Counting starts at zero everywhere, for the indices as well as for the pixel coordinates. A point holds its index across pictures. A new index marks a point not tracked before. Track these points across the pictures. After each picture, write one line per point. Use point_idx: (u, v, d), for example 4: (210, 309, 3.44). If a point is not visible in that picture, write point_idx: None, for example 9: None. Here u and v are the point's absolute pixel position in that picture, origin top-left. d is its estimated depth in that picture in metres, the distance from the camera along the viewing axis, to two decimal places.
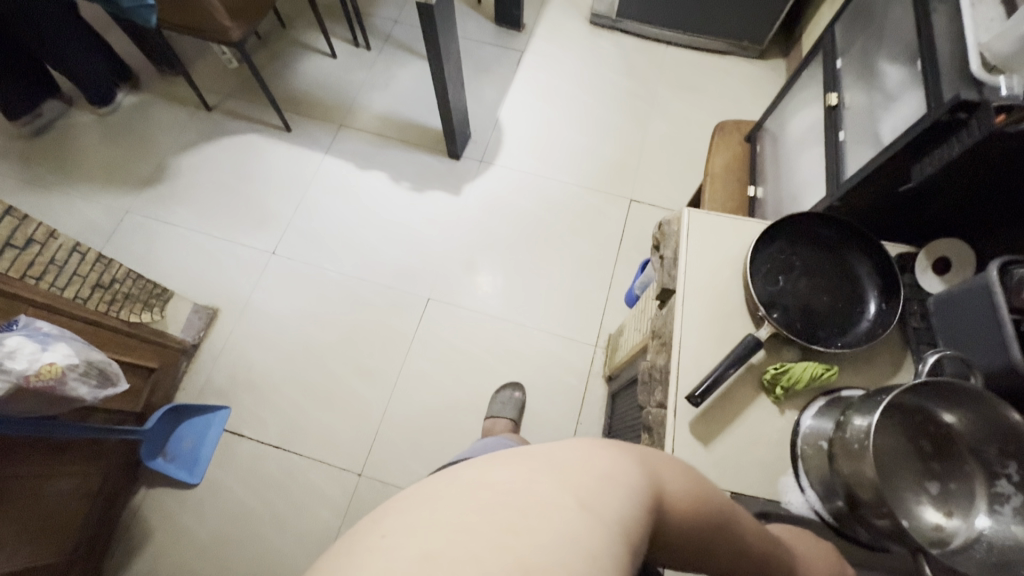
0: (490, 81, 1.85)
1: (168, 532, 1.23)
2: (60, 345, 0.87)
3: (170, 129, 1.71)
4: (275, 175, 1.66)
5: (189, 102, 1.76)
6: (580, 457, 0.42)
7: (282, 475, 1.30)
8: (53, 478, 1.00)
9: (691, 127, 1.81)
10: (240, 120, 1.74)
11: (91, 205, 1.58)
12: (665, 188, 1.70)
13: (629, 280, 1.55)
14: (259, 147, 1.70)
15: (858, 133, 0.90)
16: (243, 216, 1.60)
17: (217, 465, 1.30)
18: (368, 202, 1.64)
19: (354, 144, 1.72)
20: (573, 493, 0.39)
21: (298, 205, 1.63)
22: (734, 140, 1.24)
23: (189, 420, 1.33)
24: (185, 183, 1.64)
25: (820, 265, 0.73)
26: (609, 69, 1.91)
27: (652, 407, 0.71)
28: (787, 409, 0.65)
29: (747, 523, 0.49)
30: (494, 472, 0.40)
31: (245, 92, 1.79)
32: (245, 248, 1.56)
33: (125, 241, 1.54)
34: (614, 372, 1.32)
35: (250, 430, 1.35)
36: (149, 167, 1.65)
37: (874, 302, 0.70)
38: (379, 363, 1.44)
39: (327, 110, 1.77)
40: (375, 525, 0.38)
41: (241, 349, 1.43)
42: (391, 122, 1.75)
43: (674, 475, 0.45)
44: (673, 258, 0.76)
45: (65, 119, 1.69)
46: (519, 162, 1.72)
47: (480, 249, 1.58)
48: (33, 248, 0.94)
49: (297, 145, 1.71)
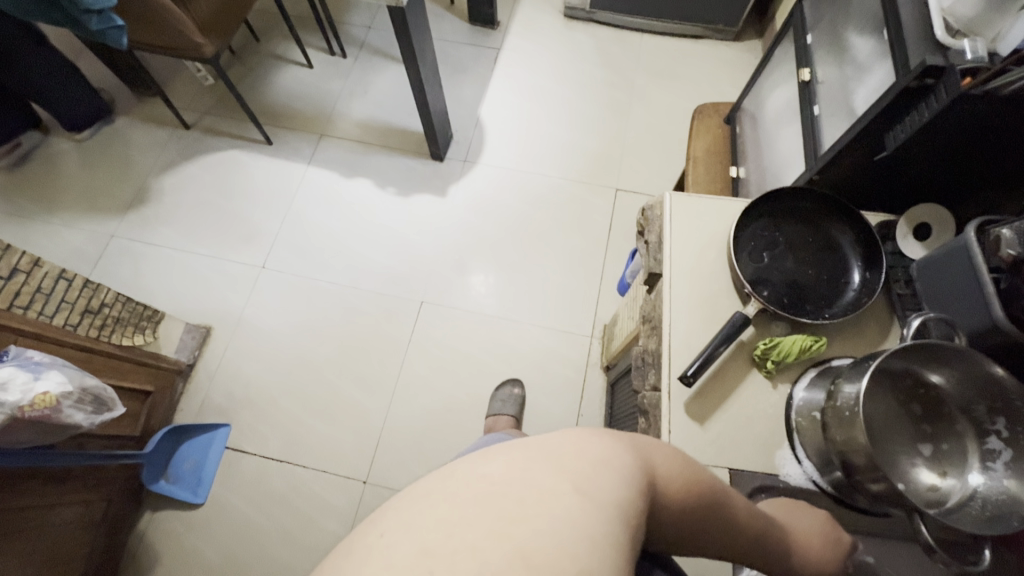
0: (468, 81, 1.85)
1: (177, 554, 1.23)
2: (53, 373, 0.87)
3: (150, 150, 1.70)
4: (260, 189, 1.66)
5: (167, 122, 1.75)
6: (572, 443, 0.42)
7: (287, 488, 1.30)
8: (54, 508, 0.99)
9: (671, 113, 1.82)
10: (220, 136, 1.74)
11: (75, 232, 1.57)
12: (649, 175, 1.71)
13: (619, 269, 1.56)
14: (242, 162, 1.70)
15: (832, 106, 0.91)
16: (230, 233, 1.60)
17: (221, 483, 1.30)
18: (354, 209, 1.63)
19: (337, 153, 1.71)
20: (566, 478, 0.40)
21: (284, 217, 1.62)
22: (713, 123, 1.26)
23: (190, 440, 1.33)
24: (168, 203, 1.63)
25: (804, 241, 0.74)
26: (586, 61, 1.91)
27: (647, 390, 0.72)
28: (780, 383, 0.66)
29: (740, 501, 0.49)
30: (487, 464, 0.40)
31: (224, 108, 1.78)
32: (234, 264, 1.55)
33: (112, 265, 1.53)
34: (611, 361, 1.32)
35: (251, 445, 1.34)
36: (131, 189, 1.64)
37: (859, 271, 0.71)
38: (377, 370, 1.44)
39: (308, 120, 1.76)
40: (371, 526, 0.38)
41: (237, 365, 1.43)
42: (372, 127, 1.75)
43: (666, 460, 0.46)
44: (658, 242, 0.77)
45: (43, 147, 1.68)
46: (502, 159, 1.72)
47: (470, 249, 1.58)
48: (19, 278, 0.93)
49: (279, 157, 1.70)
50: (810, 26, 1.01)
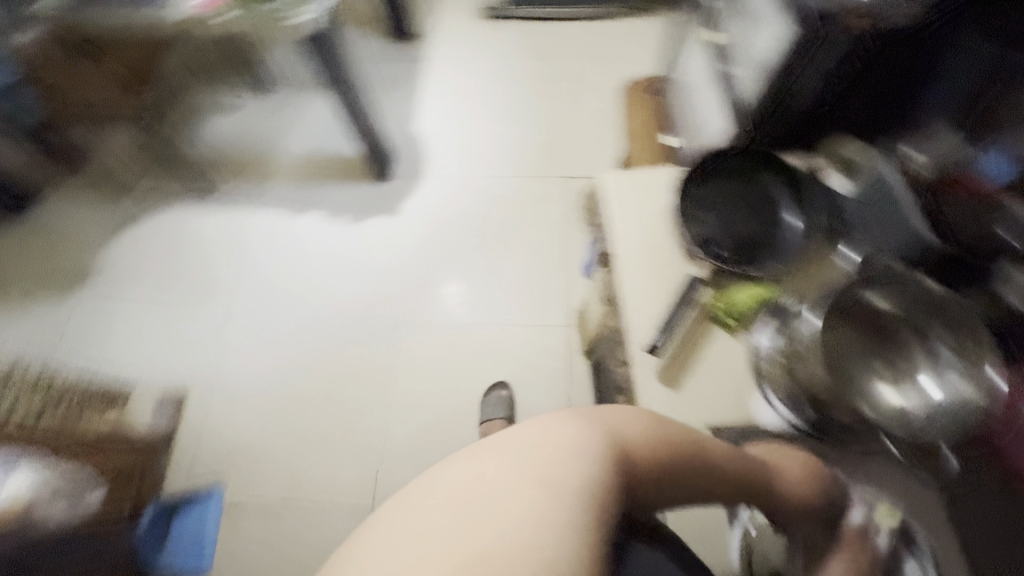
0: (401, 97, 1.84)
1: None
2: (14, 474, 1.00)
3: (87, 221, 1.65)
4: (210, 241, 1.62)
5: (100, 190, 1.69)
6: (545, 436, 0.54)
7: (293, 536, 1.27)
8: None
9: (606, 94, 1.84)
10: (158, 194, 1.69)
11: (22, 318, 1.50)
12: (596, 157, 1.73)
13: (584, 254, 1.58)
14: (186, 217, 1.66)
15: (745, 63, 0.94)
16: (187, 290, 1.55)
17: (224, 544, 1.27)
18: (310, 244, 1.61)
19: (282, 190, 1.69)
20: (525, 472, 0.51)
21: (240, 264, 1.59)
22: (643, 98, 1.29)
23: (182, 512, 1.27)
24: (116, 272, 1.58)
25: (742, 197, 0.76)
26: (514, 57, 1.93)
27: (618, 365, 0.74)
28: (742, 333, 0.68)
29: (710, 450, 0.57)
30: (463, 471, 0.53)
31: (157, 165, 1.73)
32: (197, 321, 1.52)
33: (68, 346, 1.47)
34: (591, 345, 1.34)
35: (248, 499, 1.31)
36: (74, 265, 1.58)
37: (794, 210, 0.74)
38: (363, 399, 1.42)
39: (247, 163, 1.73)
40: (372, 531, 0.51)
41: (216, 423, 1.39)
42: (313, 159, 1.73)
43: (631, 428, 0.56)
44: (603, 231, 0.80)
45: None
46: (450, 168, 1.72)
47: (433, 261, 1.58)
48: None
49: (223, 205, 1.67)
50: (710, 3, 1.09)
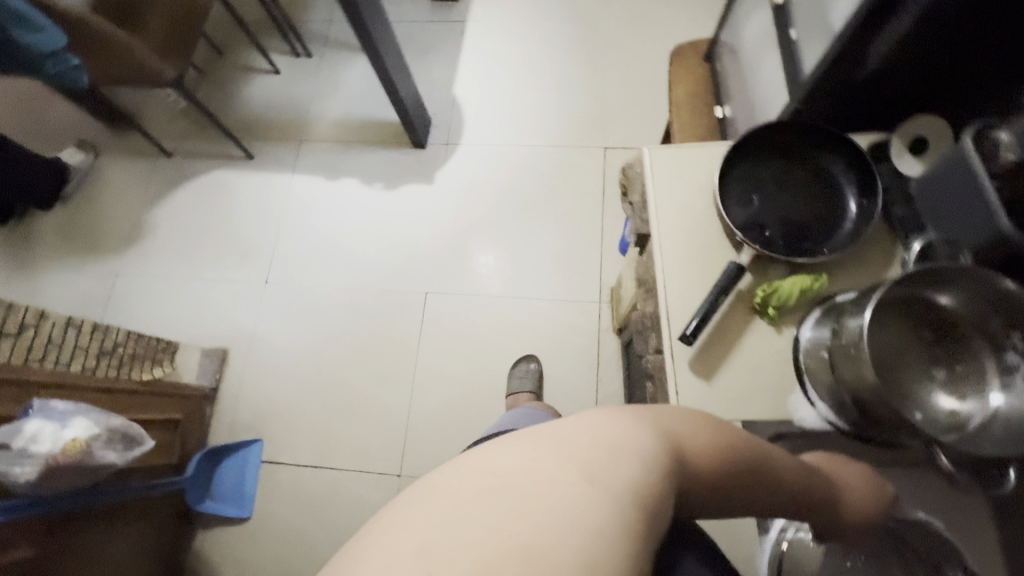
0: (609, 45, 1.85)
1: (231, 566, 1.35)
2: (79, 420, 0.95)
3: (243, 55, 1.90)
4: (355, 88, 1.84)
5: (281, 47, 1.91)
6: (586, 427, 0.42)
7: (323, 492, 1.40)
8: (109, 541, 1.09)
9: (652, 58, 1.81)
10: (352, 51, 1.89)
11: (196, 146, 1.81)
12: (637, 129, 1.72)
13: (618, 232, 1.60)
14: (422, 68, 1.85)
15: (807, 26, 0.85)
16: (390, 146, 1.76)
17: (262, 498, 1.41)
18: (473, 114, 1.78)
19: (474, 70, 1.84)
20: (577, 467, 0.38)
21: (441, 129, 1.77)
22: (692, 64, 1.21)
23: (226, 460, 1.43)
24: (256, 121, 1.82)
25: (792, 174, 0.71)
26: (703, 16, 1.85)
27: (650, 353, 0.71)
28: (784, 329, 0.65)
29: (659, 439, 0.43)
30: (493, 457, 0.40)
31: (341, 35, 1.92)
32: (357, 175, 1.74)
33: (195, 190, 1.75)
34: (621, 323, 1.37)
35: (284, 457, 1.44)
36: (213, 71, 1.89)
37: (854, 199, 0.68)
38: (439, 318, 1.55)
39: (438, 40, 1.89)
40: (382, 520, 0.38)
41: (263, 366, 1.54)
42: (494, 60, 1.85)
43: (692, 437, 0.45)
44: (642, 203, 0.75)
45: (100, 186, 1.76)
46: (519, 93, 1.80)
47: (522, 208, 1.65)
48: (28, 333, 1.00)
49: (429, 55, 1.87)
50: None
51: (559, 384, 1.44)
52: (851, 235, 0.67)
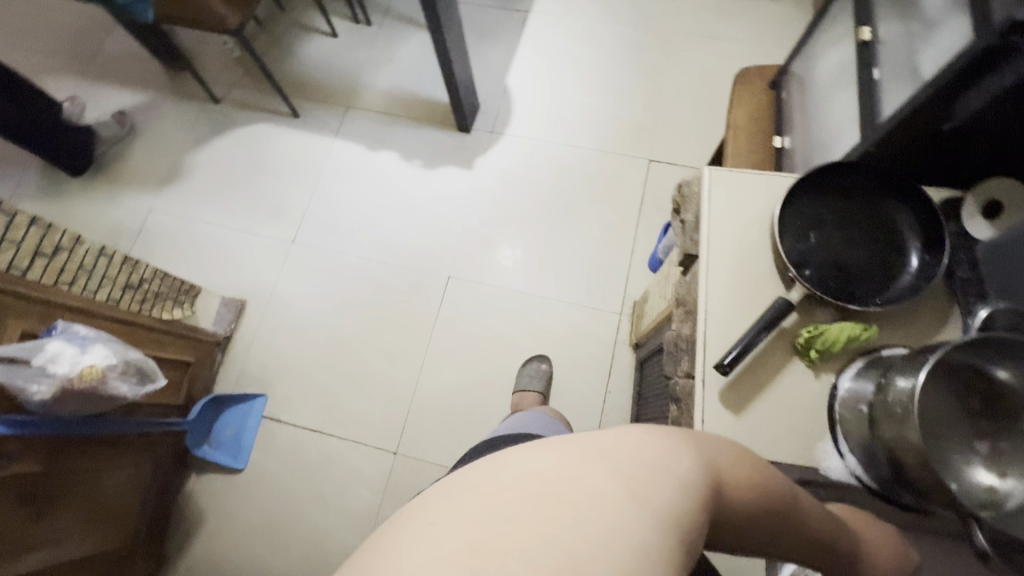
0: (669, 56, 1.82)
1: (219, 514, 1.37)
2: (98, 348, 0.95)
3: (303, 14, 1.91)
4: (407, 63, 1.83)
5: (341, 12, 1.91)
6: (629, 443, 0.41)
7: (319, 456, 1.41)
8: (107, 472, 1.11)
9: (711, 76, 1.78)
10: (410, 25, 1.88)
11: (245, 96, 1.82)
12: (685, 146, 1.69)
13: (650, 246, 1.58)
14: (476, 52, 1.84)
15: (894, 68, 0.83)
16: (433, 126, 1.75)
17: (259, 452, 1.42)
18: (521, 106, 1.77)
19: (529, 62, 1.82)
20: (624, 483, 0.38)
21: (487, 116, 1.76)
22: (757, 89, 1.17)
23: (229, 410, 1.45)
24: (306, 81, 1.82)
25: (857, 218, 0.69)
26: (769, 41, 1.81)
27: (679, 376, 0.70)
28: (823, 374, 0.63)
29: (699, 465, 0.42)
30: (542, 460, 0.39)
31: (402, 8, 1.91)
32: (397, 149, 1.73)
33: (236, 139, 1.76)
34: (640, 339, 1.35)
35: (286, 416, 1.45)
36: (271, 26, 1.89)
37: (917, 253, 0.66)
38: (458, 304, 1.55)
39: (498, 27, 1.87)
40: (421, 513, 0.37)
41: (279, 323, 1.55)
42: (550, 55, 1.83)
43: (730, 468, 0.44)
44: (695, 222, 0.73)
45: (146, 122, 1.78)
46: (571, 92, 1.78)
47: (556, 207, 1.64)
48: (62, 255, 1.01)
49: (486, 41, 1.85)
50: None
51: (567, 389, 1.43)
52: (910, 290, 0.64)
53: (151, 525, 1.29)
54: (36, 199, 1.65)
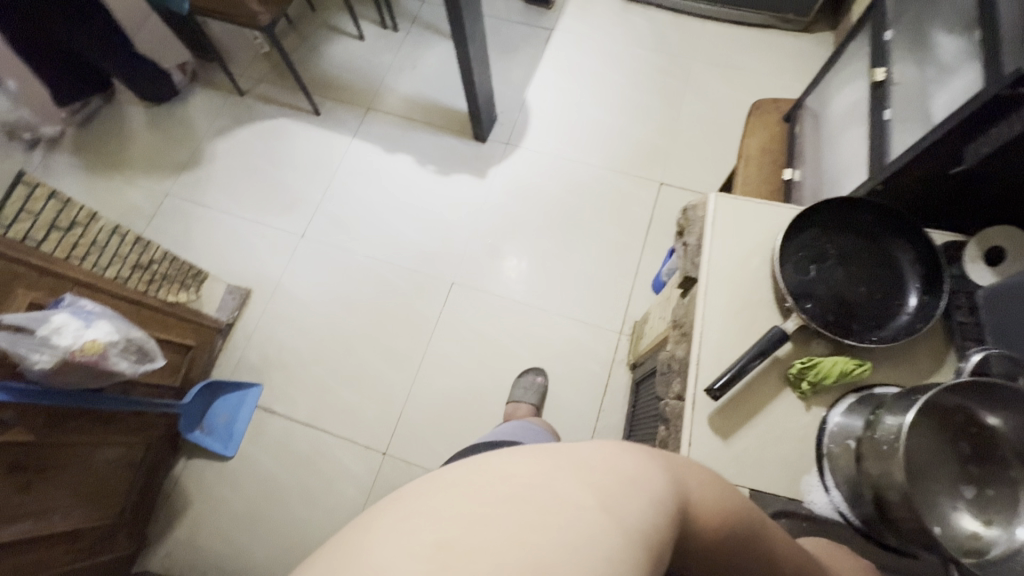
0: (687, 82, 1.84)
1: (204, 501, 1.37)
2: (102, 323, 0.97)
3: (333, 15, 1.96)
4: (429, 69, 1.87)
5: (370, 16, 1.96)
6: (602, 457, 0.41)
7: (309, 451, 1.41)
8: (99, 447, 1.12)
9: (727, 105, 1.80)
10: (435, 34, 1.93)
11: (270, 90, 1.86)
12: (697, 172, 1.70)
13: (654, 267, 1.58)
14: (498, 64, 1.87)
15: (906, 111, 0.83)
16: (449, 132, 1.78)
17: (250, 441, 1.42)
18: (537, 119, 1.79)
19: (548, 77, 1.85)
20: (594, 494, 0.38)
21: (502, 126, 1.78)
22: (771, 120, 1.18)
23: (223, 396, 1.45)
24: (329, 80, 1.86)
25: (858, 256, 0.69)
26: (787, 74, 1.84)
27: (670, 398, 0.70)
28: (814, 407, 0.63)
29: (669, 483, 0.42)
30: (517, 463, 0.39)
31: (429, 16, 1.96)
32: (411, 151, 1.76)
33: (256, 131, 1.80)
34: (637, 360, 1.35)
35: (279, 408, 1.46)
36: (300, 24, 1.94)
37: (915, 293, 0.66)
38: (459, 310, 1.55)
39: (521, 42, 1.91)
40: (393, 505, 0.38)
41: (280, 314, 1.56)
42: (570, 72, 1.86)
43: (701, 487, 0.44)
44: (697, 246, 0.74)
45: (172, 107, 1.82)
46: (588, 110, 1.80)
47: (563, 223, 1.65)
48: (76, 230, 1.03)
49: (508, 54, 1.88)
50: (889, 21, 0.90)
51: (562, 404, 1.43)
52: (904, 331, 0.64)
53: (136, 507, 1.29)
54: (62, 176, 1.69)
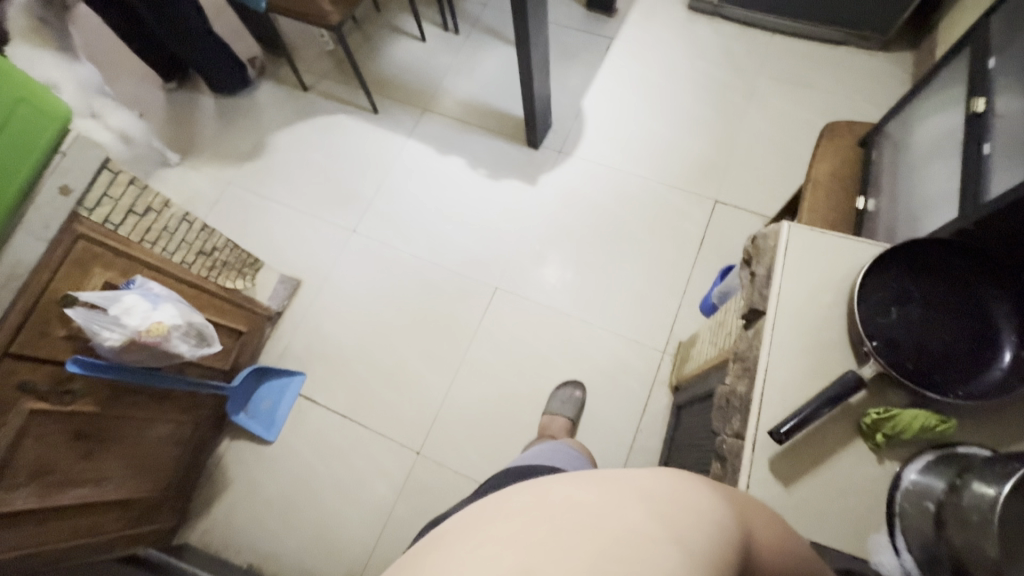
0: (750, 97, 1.77)
1: (244, 481, 1.42)
2: (168, 306, 1.02)
3: (397, 17, 1.99)
4: (487, 73, 1.88)
5: (433, 18, 1.98)
6: (666, 488, 0.40)
7: (345, 444, 1.44)
8: (153, 424, 1.17)
9: (792, 124, 1.72)
10: (495, 38, 1.93)
11: (332, 86, 1.91)
12: (755, 191, 1.64)
13: (704, 288, 1.53)
14: (555, 71, 1.86)
15: (1008, 145, 0.78)
16: (502, 136, 1.78)
17: (290, 427, 1.47)
18: (592, 128, 1.77)
19: (605, 86, 1.82)
20: (663, 521, 0.37)
21: (556, 133, 1.77)
22: (845, 145, 1.12)
23: (269, 382, 1.50)
24: (389, 79, 1.90)
25: (947, 301, 0.65)
26: (859, 94, 1.75)
27: (728, 435, 0.67)
28: (887, 460, 0.59)
29: (732, 514, 0.40)
30: (582, 493, 0.39)
31: (491, 21, 1.97)
32: (464, 153, 1.77)
33: (316, 125, 1.85)
34: (681, 382, 1.31)
35: (320, 398, 1.50)
36: (365, 24, 1.99)
37: (1012, 348, 0.60)
38: (501, 316, 1.55)
39: (580, 49, 1.89)
40: (470, 535, 0.37)
41: (327, 307, 1.60)
42: (628, 82, 1.83)
43: (765, 526, 0.42)
44: (766, 277, 0.71)
45: (239, 99, 1.90)
46: (644, 121, 1.77)
47: (611, 235, 1.62)
48: (150, 216, 1.08)
49: (566, 61, 1.87)
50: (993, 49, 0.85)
51: (598, 420, 1.40)
52: (995, 389, 0.59)
53: (181, 482, 1.35)
54: None
